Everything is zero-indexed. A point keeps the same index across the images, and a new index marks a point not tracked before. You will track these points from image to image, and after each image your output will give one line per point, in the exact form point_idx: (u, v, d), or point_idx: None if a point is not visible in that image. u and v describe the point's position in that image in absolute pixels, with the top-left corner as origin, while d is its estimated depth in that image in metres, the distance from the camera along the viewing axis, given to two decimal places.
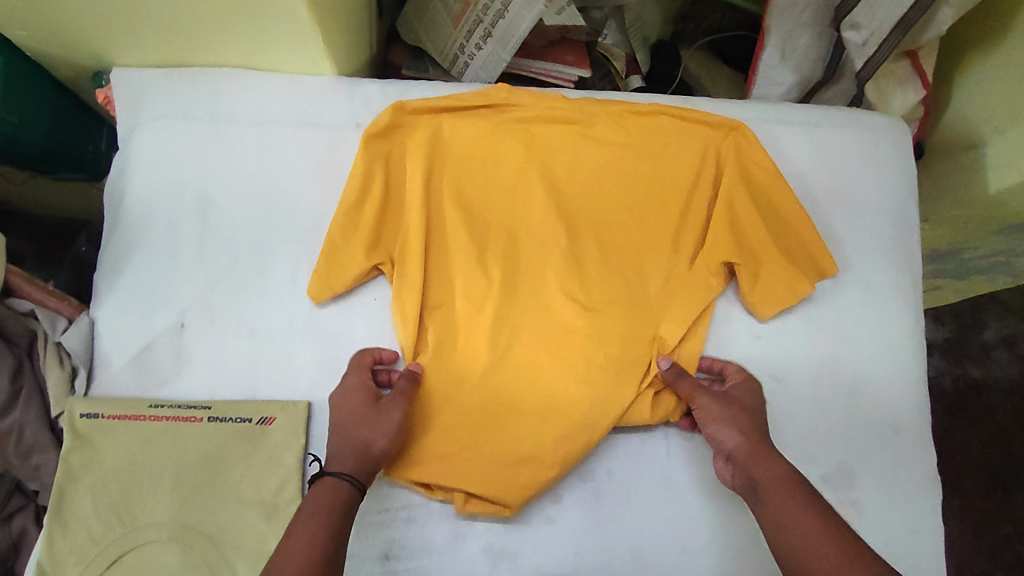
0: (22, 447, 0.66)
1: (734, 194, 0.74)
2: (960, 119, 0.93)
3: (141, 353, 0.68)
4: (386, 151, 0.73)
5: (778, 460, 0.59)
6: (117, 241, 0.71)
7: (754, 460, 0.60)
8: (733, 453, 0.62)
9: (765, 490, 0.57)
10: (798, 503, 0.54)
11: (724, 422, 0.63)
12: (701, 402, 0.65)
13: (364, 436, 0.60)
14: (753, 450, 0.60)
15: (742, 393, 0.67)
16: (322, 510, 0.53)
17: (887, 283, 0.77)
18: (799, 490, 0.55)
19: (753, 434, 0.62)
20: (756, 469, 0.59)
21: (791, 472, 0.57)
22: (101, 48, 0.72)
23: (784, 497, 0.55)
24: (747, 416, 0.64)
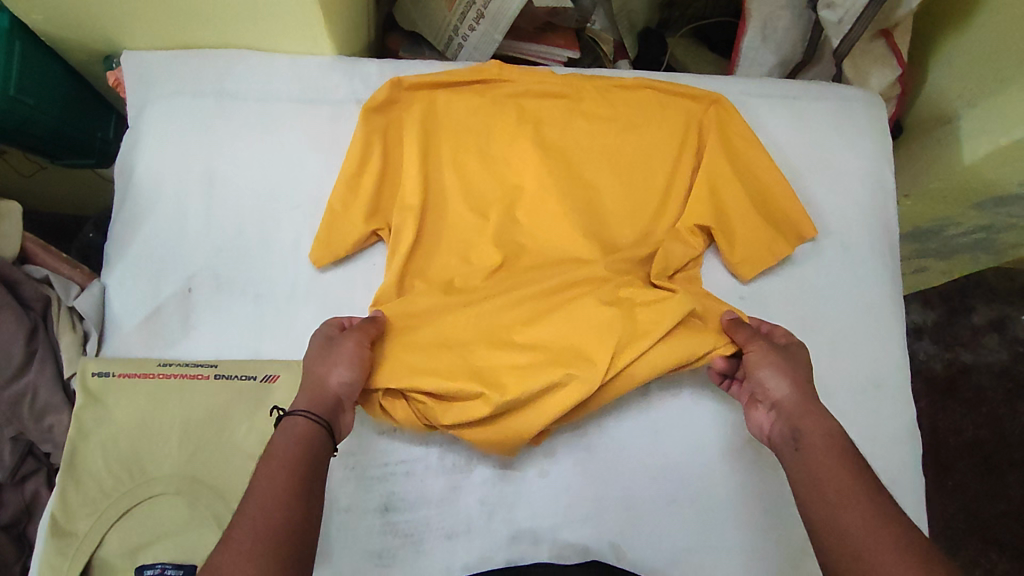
0: (36, 409, 0.70)
1: (715, 161, 0.77)
2: (936, 95, 0.97)
3: (151, 315, 0.72)
4: (384, 125, 0.77)
5: (824, 417, 0.58)
6: (129, 212, 0.76)
7: (800, 414, 0.59)
8: (780, 403, 0.61)
9: (809, 443, 0.57)
10: (841, 462, 0.54)
11: (775, 372, 0.63)
12: (756, 348, 0.65)
13: (321, 372, 0.62)
14: (802, 405, 0.60)
15: (795, 347, 0.66)
16: (290, 446, 0.54)
17: (866, 246, 0.81)
18: (841, 450, 0.55)
19: (804, 390, 0.61)
20: (804, 424, 0.58)
21: (841, 434, 0.57)
22: (113, 30, 0.76)
23: (827, 451, 0.55)
24: (802, 372, 0.63)
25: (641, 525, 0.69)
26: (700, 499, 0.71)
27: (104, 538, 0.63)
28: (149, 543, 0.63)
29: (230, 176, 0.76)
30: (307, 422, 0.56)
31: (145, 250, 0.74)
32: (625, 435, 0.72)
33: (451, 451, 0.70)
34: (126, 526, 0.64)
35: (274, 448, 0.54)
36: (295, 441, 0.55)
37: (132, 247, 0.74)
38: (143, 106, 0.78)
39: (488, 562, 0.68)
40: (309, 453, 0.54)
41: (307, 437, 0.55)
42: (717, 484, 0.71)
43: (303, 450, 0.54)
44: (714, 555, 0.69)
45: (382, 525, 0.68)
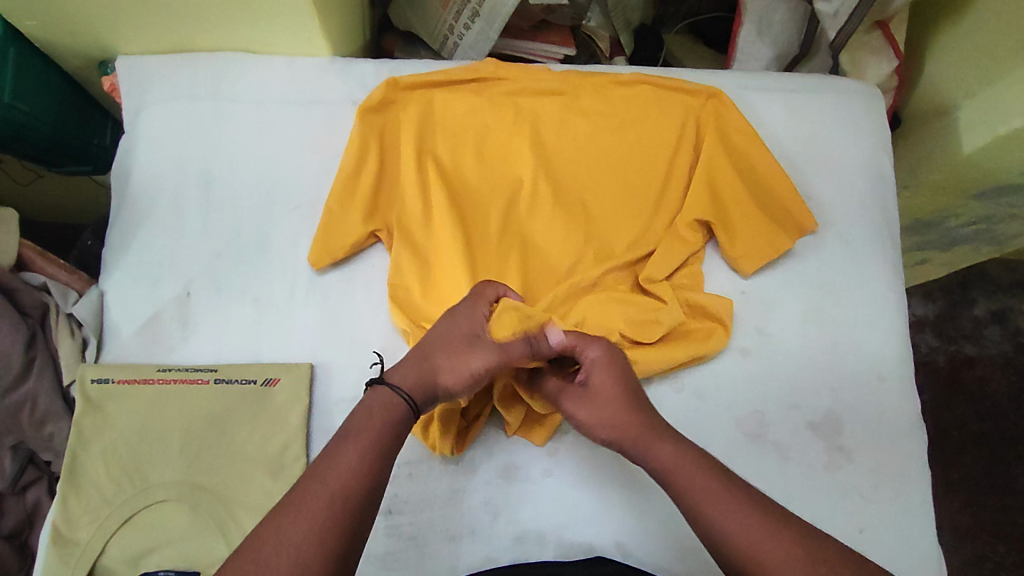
0: (36, 417, 0.69)
1: (713, 155, 0.77)
2: (933, 85, 0.97)
3: (150, 320, 0.71)
4: (381, 125, 0.77)
5: (666, 443, 0.57)
6: (126, 217, 0.75)
7: (644, 452, 0.58)
8: (622, 445, 0.59)
9: (664, 477, 0.56)
10: (705, 488, 0.53)
11: (597, 420, 0.60)
12: (569, 406, 0.62)
13: (439, 367, 0.60)
14: (636, 443, 0.58)
15: (603, 366, 0.62)
16: (377, 425, 0.54)
17: (866, 238, 0.80)
18: (702, 471, 0.55)
19: (633, 419, 0.59)
20: (652, 457, 0.57)
21: (684, 455, 0.56)
22: (106, 35, 0.76)
23: (689, 479, 0.54)
24: (620, 396, 0.60)
25: (647, 523, 0.69)
26: None
27: (107, 547, 0.63)
28: (151, 551, 0.63)
29: (227, 180, 0.76)
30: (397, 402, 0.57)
31: (141, 256, 0.74)
32: None
33: (454, 453, 0.70)
34: (128, 534, 0.63)
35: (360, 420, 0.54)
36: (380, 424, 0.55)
37: (129, 253, 0.74)
38: (139, 111, 0.78)
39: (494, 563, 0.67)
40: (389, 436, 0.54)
41: (391, 419, 0.56)
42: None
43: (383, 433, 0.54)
44: None
45: (387, 529, 0.67)
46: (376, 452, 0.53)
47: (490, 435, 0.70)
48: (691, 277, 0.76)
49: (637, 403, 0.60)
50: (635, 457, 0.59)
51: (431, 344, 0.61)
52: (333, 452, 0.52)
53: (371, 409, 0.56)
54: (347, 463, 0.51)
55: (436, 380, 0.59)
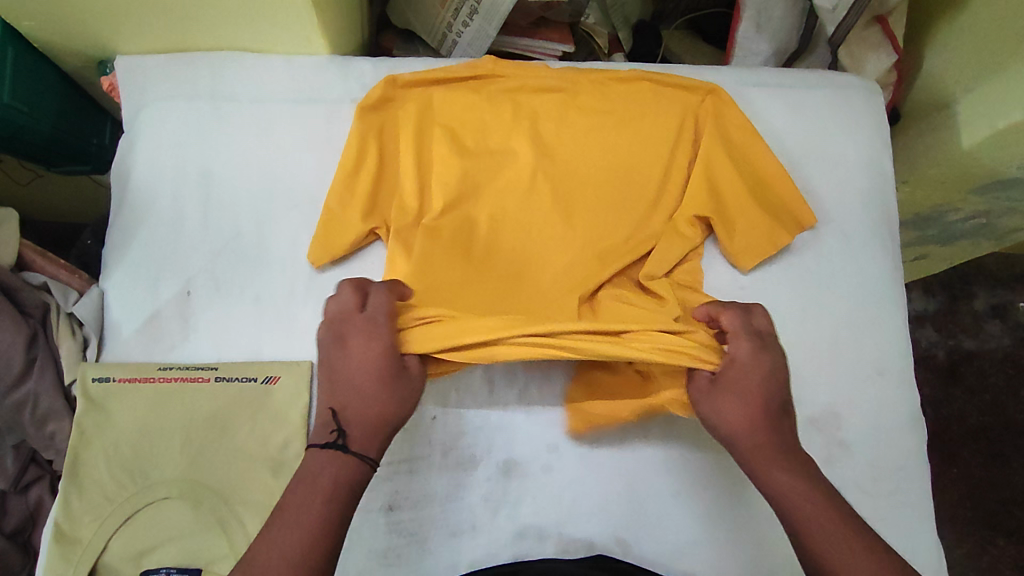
0: (37, 416, 0.69)
1: (713, 152, 0.77)
2: (933, 80, 0.97)
3: (150, 319, 0.72)
4: (379, 123, 0.77)
5: (790, 466, 0.55)
6: (126, 216, 0.75)
7: (761, 467, 0.56)
8: (737, 451, 0.58)
9: (779, 499, 0.55)
10: (820, 529, 0.52)
11: (725, 416, 0.58)
12: (696, 392, 0.61)
13: (386, 408, 0.57)
14: (756, 456, 0.56)
15: (743, 366, 0.59)
16: (335, 482, 0.53)
17: (866, 233, 0.80)
18: (818, 503, 0.54)
19: (761, 429, 0.57)
20: (769, 479, 0.56)
21: (806, 491, 0.54)
22: (104, 34, 0.76)
23: (807, 513, 0.53)
24: (754, 405, 0.58)
25: (647, 519, 0.69)
26: (707, 490, 0.70)
27: (110, 544, 0.63)
28: (154, 548, 0.63)
29: (227, 179, 0.76)
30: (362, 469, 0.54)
31: (142, 255, 0.74)
32: (629, 430, 0.71)
33: (454, 449, 0.70)
34: (130, 532, 0.63)
35: (318, 483, 0.52)
36: (334, 487, 0.53)
37: (129, 252, 0.74)
38: (139, 111, 0.78)
39: (494, 559, 0.68)
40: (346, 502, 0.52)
41: (352, 483, 0.53)
42: (728, 477, 0.70)
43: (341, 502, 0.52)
44: (719, 546, 0.69)
45: (388, 524, 0.67)
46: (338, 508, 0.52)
47: (489, 431, 0.71)
48: (689, 273, 0.77)
49: (771, 416, 0.58)
50: (747, 468, 0.57)
51: (368, 386, 0.57)
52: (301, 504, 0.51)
53: (330, 467, 0.53)
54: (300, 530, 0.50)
55: (395, 422, 0.57)
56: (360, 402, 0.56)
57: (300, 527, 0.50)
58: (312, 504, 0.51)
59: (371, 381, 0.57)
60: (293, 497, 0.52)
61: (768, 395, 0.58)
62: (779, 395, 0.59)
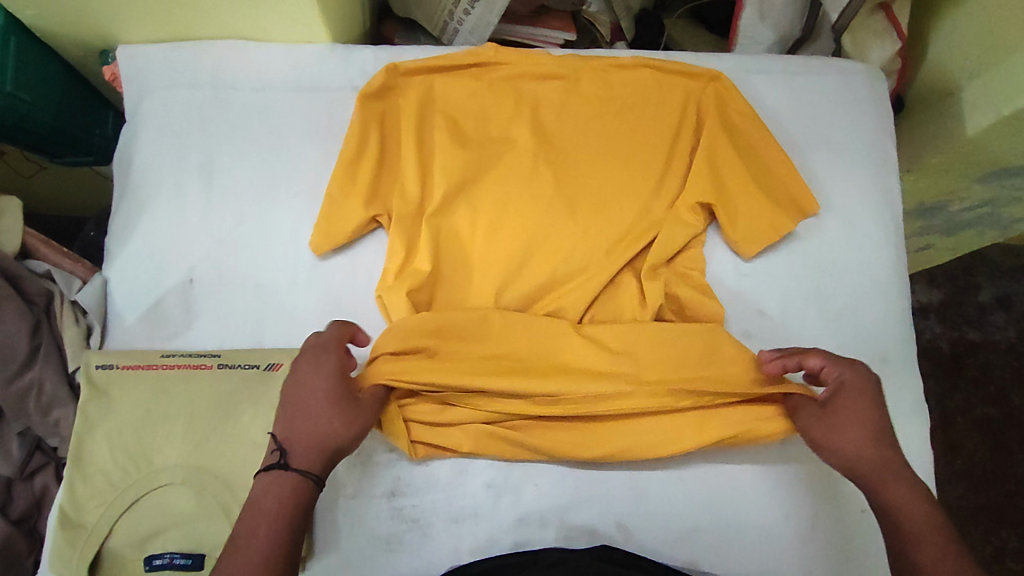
0: (42, 403, 0.69)
1: (715, 138, 0.77)
2: (938, 68, 0.96)
3: (153, 307, 0.72)
4: (380, 112, 0.77)
5: (909, 488, 0.56)
6: (129, 205, 0.76)
7: (874, 486, 0.57)
8: (849, 472, 0.59)
9: (890, 515, 0.56)
10: (928, 538, 0.53)
11: (835, 439, 0.60)
12: (803, 421, 0.64)
13: (333, 426, 0.57)
14: (869, 476, 0.58)
15: (853, 394, 0.61)
16: (274, 500, 0.53)
17: (869, 220, 0.80)
18: (930, 524, 0.54)
19: (877, 449, 0.58)
20: (882, 493, 0.57)
21: (923, 507, 0.55)
22: (106, 24, 0.76)
23: (917, 522, 0.54)
24: (866, 427, 0.59)
25: (647, 506, 0.69)
26: (708, 477, 0.70)
27: (114, 530, 0.63)
28: (157, 534, 0.63)
29: (229, 168, 0.76)
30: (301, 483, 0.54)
31: (145, 244, 0.74)
32: None
33: None
34: (134, 518, 0.63)
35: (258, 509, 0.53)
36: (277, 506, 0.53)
37: (131, 241, 0.74)
38: (141, 99, 0.78)
39: (494, 546, 0.68)
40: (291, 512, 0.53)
41: (295, 497, 0.54)
42: (730, 464, 0.70)
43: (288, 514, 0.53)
44: (721, 533, 0.69)
45: (388, 511, 0.68)
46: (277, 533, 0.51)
47: None
48: (691, 260, 0.77)
49: (884, 438, 0.59)
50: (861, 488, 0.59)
51: (317, 404, 0.58)
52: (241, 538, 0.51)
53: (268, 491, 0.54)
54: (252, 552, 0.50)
55: (341, 445, 0.58)
56: (308, 426, 0.57)
57: (251, 555, 0.50)
58: (253, 531, 0.51)
59: (321, 401, 0.58)
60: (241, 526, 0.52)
61: (882, 421, 0.60)
62: (887, 421, 0.60)
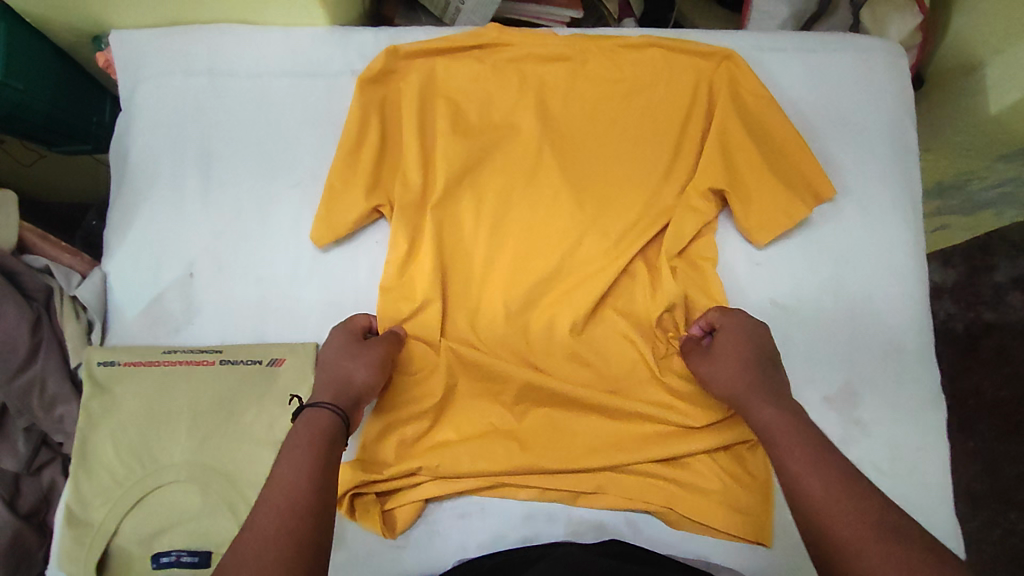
0: (45, 399, 0.69)
1: (728, 121, 0.74)
2: (961, 42, 0.92)
3: (153, 302, 0.71)
4: (381, 97, 0.75)
5: (779, 406, 0.57)
6: (126, 195, 0.74)
7: (747, 405, 0.59)
8: (730, 396, 0.61)
9: (763, 434, 0.56)
10: (787, 444, 0.53)
11: (718, 372, 0.63)
12: (694, 365, 0.66)
13: (347, 367, 0.63)
14: (744, 396, 0.60)
15: (736, 333, 0.65)
16: (302, 442, 0.54)
17: (887, 205, 0.77)
18: (796, 432, 0.54)
19: (750, 376, 0.61)
20: (753, 414, 0.58)
21: (789, 418, 0.55)
22: (100, 7, 0.74)
23: (782, 439, 0.54)
24: (745, 356, 0.63)
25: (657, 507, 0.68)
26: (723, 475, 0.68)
27: (120, 527, 0.63)
28: (164, 530, 0.63)
29: (226, 157, 0.74)
30: (330, 416, 0.57)
31: (144, 237, 0.73)
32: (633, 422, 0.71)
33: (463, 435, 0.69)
34: (141, 514, 0.63)
35: (295, 438, 0.54)
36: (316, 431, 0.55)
37: (131, 233, 0.73)
38: (136, 88, 0.76)
39: (503, 542, 0.67)
40: (329, 437, 0.55)
41: (328, 429, 0.56)
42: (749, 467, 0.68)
43: (326, 434, 0.55)
44: None
45: (397, 507, 0.67)
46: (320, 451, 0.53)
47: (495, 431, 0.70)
48: (704, 250, 0.75)
49: (759, 365, 0.62)
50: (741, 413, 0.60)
51: (330, 361, 0.64)
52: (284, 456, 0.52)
53: (292, 444, 0.53)
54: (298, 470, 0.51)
55: (351, 381, 0.62)
56: (322, 373, 0.63)
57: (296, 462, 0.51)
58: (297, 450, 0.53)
59: (334, 356, 0.64)
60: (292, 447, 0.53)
61: (763, 351, 0.63)
62: (767, 355, 0.63)
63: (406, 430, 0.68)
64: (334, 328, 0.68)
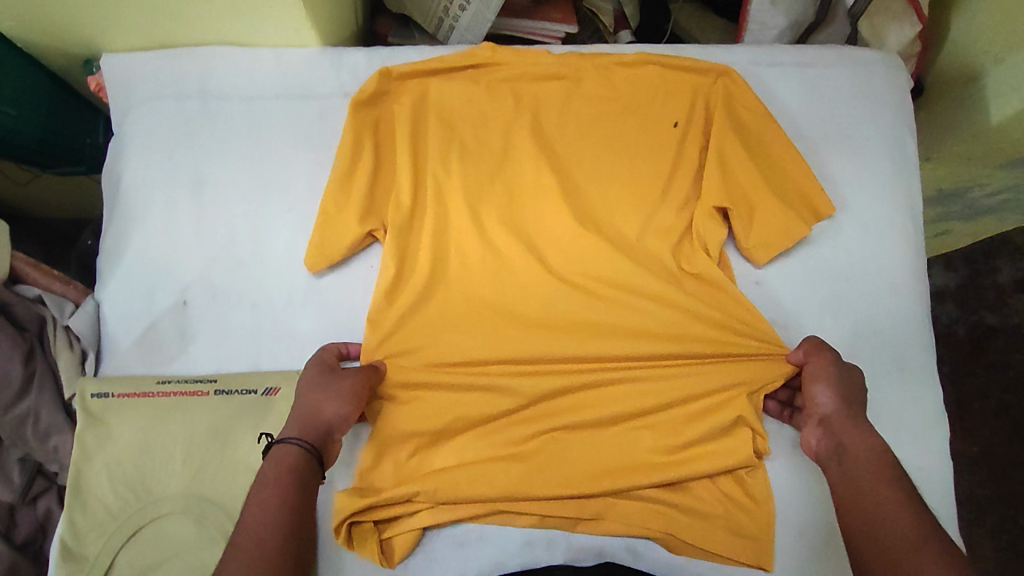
0: (39, 432, 0.68)
1: (726, 138, 0.73)
2: (960, 51, 0.92)
3: (146, 331, 0.70)
4: (375, 119, 0.74)
5: (870, 435, 0.61)
6: (119, 222, 0.73)
7: (847, 428, 0.61)
8: (828, 418, 0.63)
9: (853, 460, 0.59)
10: (879, 473, 0.57)
11: (829, 387, 0.64)
12: (815, 365, 0.66)
13: (317, 400, 0.63)
14: (851, 420, 0.62)
15: (852, 368, 0.67)
16: (272, 483, 0.57)
17: (888, 221, 0.76)
18: (887, 464, 0.58)
19: (857, 412, 0.63)
20: (849, 439, 0.61)
21: (886, 453, 0.59)
22: (91, 32, 0.74)
23: (873, 474, 0.57)
24: (853, 390, 0.64)
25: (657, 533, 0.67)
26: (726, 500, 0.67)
27: (115, 561, 0.62)
28: (159, 565, 0.62)
29: (218, 182, 0.74)
30: (298, 453, 0.59)
31: (137, 265, 0.72)
32: None
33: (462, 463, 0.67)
34: (136, 548, 0.62)
35: (262, 484, 0.57)
36: (283, 471, 0.57)
37: (124, 260, 0.72)
38: (128, 113, 0.76)
39: (502, 568, 0.66)
40: (294, 482, 0.57)
41: (296, 469, 0.58)
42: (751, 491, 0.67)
43: (292, 479, 0.57)
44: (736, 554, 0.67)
45: (394, 537, 0.66)
46: (285, 497, 0.56)
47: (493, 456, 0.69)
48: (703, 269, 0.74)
49: (863, 404, 0.64)
50: (833, 434, 0.62)
51: (299, 393, 0.64)
52: (249, 505, 0.56)
53: (263, 486, 0.56)
54: (259, 521, 0.54)
55: (321, 416, 0.62)
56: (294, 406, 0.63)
57: (259, 510, 0.55)
58: (261, 497, 0.56)
59: (303, 388, 0.64)
60: (262, 491, 0.56)
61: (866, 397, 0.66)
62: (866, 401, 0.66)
63: (402, 457, 0.67)
64: (308, 360, 0.68)
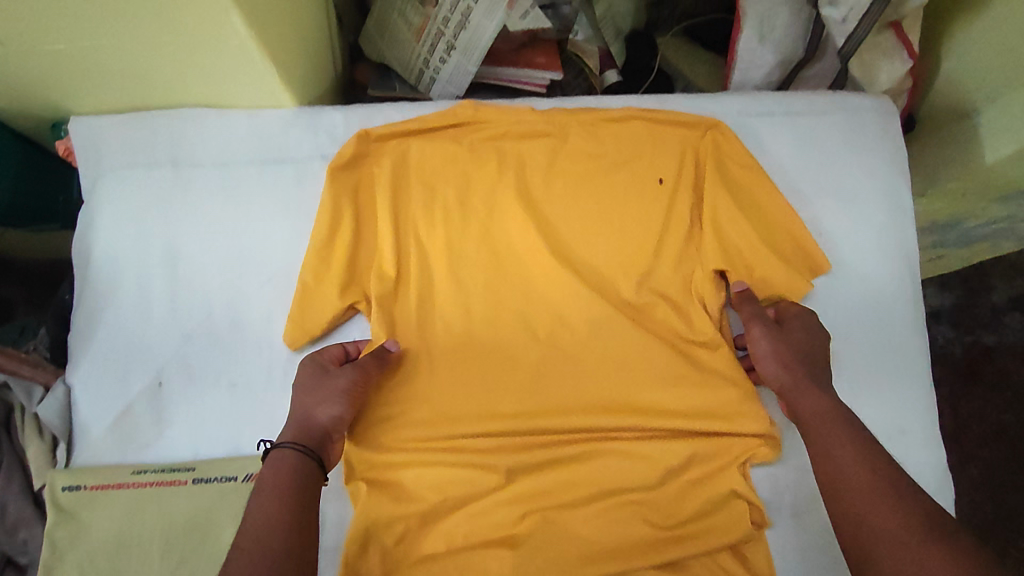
0: (6, 526, 0.65)
1: (717, 199, 0.71)
2: (950, 85, 0.90)
3: (120, 417, 0.67)
4: (354, 183, 0.71)
5: (822, 393, 0.60)
6: (90, 299, 0.70)
7: (798, 394, 0.61)
8: (780, 387, 0.63)
9: (808, 421, 0.59)
10: (824, 430, 0.57)
11: (772, 356, 0.64)
12: (756, 333, 0.66)
13: (308, 404, 0.60)
14: (796, 385, 0.62)
15: (797, 330, 0.66)
16: (269, 487, 0.53)
17: (884, 274, 0.74)
18: (842, 421, 0.57)
19: (803, 373, 0.62)
20: (801, 403, 0.60)
21: (836, 409, 0.58)
22: (57, 97, 0.71)
23: (824, 430, 0.57)
24: (799, 353, 0.64)
25: None
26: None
27: None
28: None
29: (192, 254, 0.71)
30: (295, 455, 0.55)
31: (110, 345, 0.69)
32: None
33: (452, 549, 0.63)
34: None
35: (263, 486, 0.53)
36: (281, 474, 0.54)
37: (96, 341, 0.69)
38: (97, 184, 0.73)
39: None
40: (294, 485, 0.53)
41: (296, 473, 0.54)
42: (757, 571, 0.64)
43: (292, 483, 0.53)
44: None
45: None
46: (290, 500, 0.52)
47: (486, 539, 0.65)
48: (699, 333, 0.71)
49: (813, 364, 0.63)
50: (789, 401, 0.62)
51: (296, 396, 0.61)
52: (250, 511, 0.51)
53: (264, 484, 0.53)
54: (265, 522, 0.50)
55: (314, 418, 0.59)
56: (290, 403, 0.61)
57: (263, 508, 0.51)
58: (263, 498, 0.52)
59: (300, 391, 0.61)
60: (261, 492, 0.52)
61: (820, 354, 0.65)
62: (823, 358, 0.64)
63: (389, 543, 0.63)
64: (302, 358, 0.65)
